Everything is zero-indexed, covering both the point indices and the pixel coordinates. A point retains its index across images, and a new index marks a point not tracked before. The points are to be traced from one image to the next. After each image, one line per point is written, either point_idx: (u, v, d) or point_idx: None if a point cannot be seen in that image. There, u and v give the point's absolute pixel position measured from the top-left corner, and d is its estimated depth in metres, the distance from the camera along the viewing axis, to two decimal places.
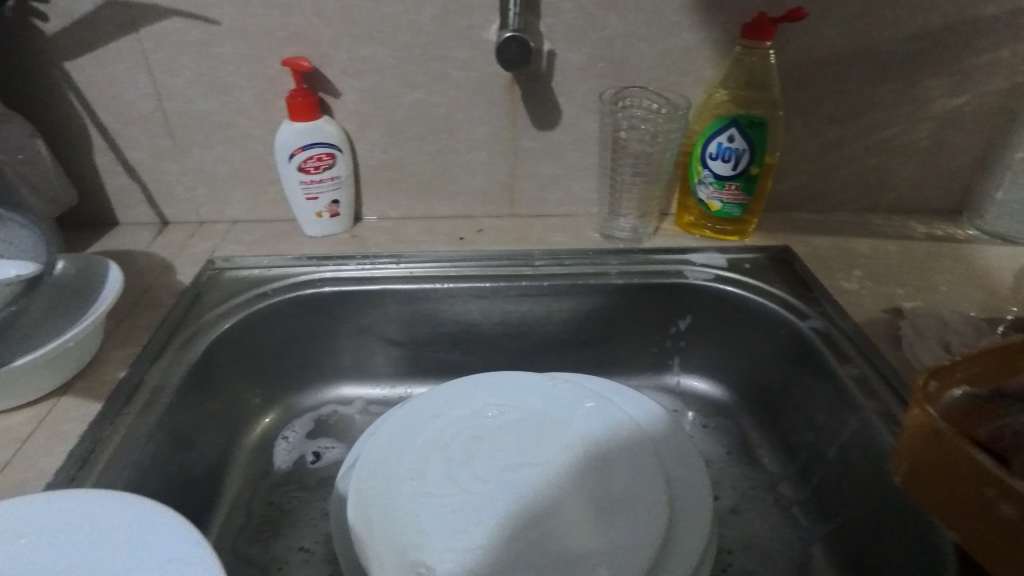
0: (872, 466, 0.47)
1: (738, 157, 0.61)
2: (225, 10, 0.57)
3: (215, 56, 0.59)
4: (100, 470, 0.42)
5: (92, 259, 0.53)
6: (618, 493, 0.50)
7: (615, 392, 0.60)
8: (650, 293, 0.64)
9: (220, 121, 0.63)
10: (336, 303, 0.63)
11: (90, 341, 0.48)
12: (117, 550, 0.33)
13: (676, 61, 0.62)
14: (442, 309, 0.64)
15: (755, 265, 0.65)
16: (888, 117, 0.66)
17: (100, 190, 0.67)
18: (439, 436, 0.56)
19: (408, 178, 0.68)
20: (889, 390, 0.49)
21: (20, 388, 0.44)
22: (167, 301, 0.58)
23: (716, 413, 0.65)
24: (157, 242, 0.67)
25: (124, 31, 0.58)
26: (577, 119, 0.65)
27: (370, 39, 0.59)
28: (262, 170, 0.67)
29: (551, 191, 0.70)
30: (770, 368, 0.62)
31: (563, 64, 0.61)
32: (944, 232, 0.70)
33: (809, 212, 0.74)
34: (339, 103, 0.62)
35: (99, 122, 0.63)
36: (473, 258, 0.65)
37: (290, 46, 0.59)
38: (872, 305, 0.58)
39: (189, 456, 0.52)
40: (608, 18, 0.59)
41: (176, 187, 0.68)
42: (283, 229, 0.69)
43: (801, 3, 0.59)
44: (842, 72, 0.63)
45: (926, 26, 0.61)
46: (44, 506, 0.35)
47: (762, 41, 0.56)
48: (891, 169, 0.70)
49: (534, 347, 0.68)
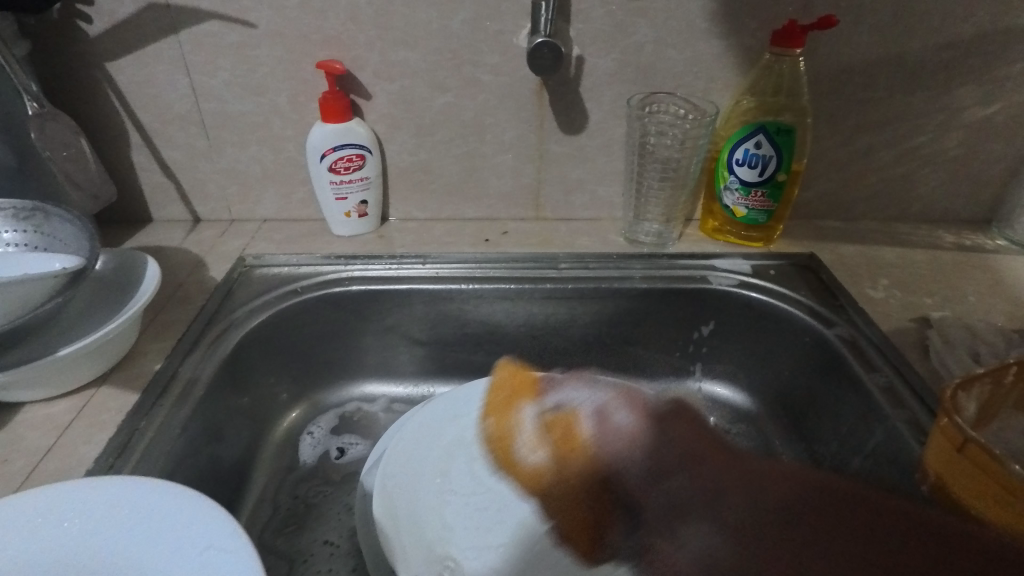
0: (898, 476, 0.47)
1: (764, 164, 0.61)
2: (263, 13, 0.58)
3: (251, 59, 0.61)
4: (137, 458, 0.44)
5: (132, 254, 0.55)
6: (640, 496, 0.50)
7: (638, 396, 0.61)
8: (674, 298, 0.64)
9: (254, 121, 0.65)
10: (363, 302, 0.64)
11: (128, 334, 0.50)
12: (163, 534, 0.34)
13: (704, 68, 0.62)
14: (466, 310, 0.65)
15: (780, 272, 0.65)
16: (918, 126, 0.66)
17: (137, 188, 0.69)
18: None
19: (435, 180, 0.69)
20: (916, 400, 0.49)
21: (62, 378, 0.46)
22: (200, 297, 0.60)
23: (738, 420, 0.65)
24: (190, 239, 0.69)
25: (164, 33, 0.59)
26: (604, 124, 0.65)
27: (402, 43, 0.60)
28: (293, 171, 0.68)
29: (577, 195, 0.71)
30: (794, 376, 0.62)
31: (592, 69, 0.62)
32: (973, 242, 0.69)
33: (835, 219, 0.73)
34: (370, 105, 0.64)
35: (137, 121, 0.64)
36: (498, 260, 0.66)
37: (324, 50, 0.60)
38: (899, 314, 0.58)
39: (220, 449, 0.53)
40: (637, 24, 0.59)
41: (210, 185, 0.69)
42: (312, 228, 0.70)
43: (832, 10, 0.59)
44: (872, 80, 0.63)
45: (959, 35, 0.61)
46: (91, 490, 0.36)
47: (793, 48, 0.56)
48: (919, 178, 0.70)
49: (556, 350, 0.68)
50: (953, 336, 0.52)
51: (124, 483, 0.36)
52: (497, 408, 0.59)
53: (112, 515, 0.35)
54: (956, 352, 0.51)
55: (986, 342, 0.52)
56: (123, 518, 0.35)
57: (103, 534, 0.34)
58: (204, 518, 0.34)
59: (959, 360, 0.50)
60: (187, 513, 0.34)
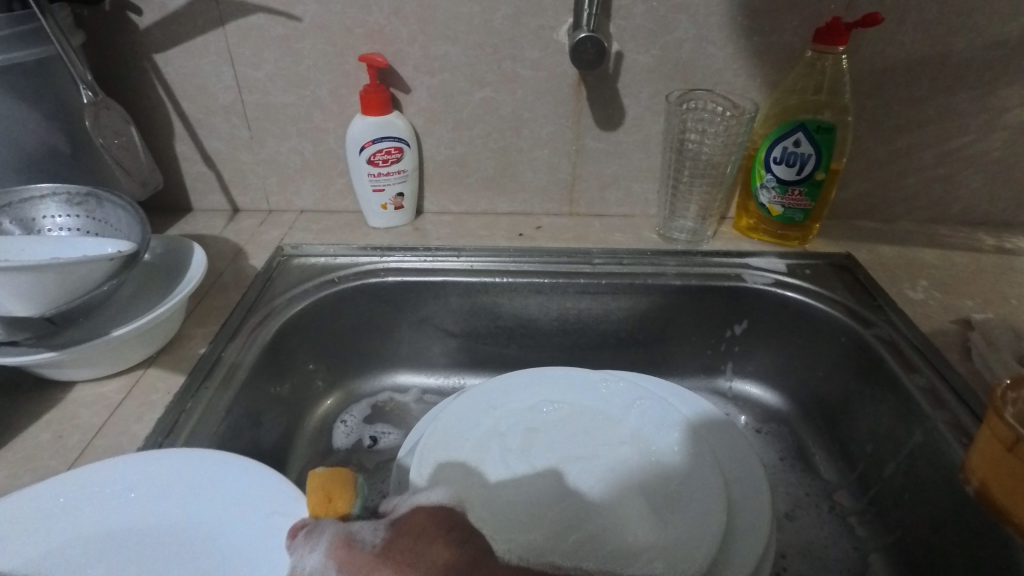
0: (939, 477, 0.46)
1: (803, 162, 0.61)
2: (308, 7, 0.59)
3: (295, 52, 0.62)
4: (185, 438, 0.45)
5: (178, 241, 0.56)
6: (674, 492, 0.50)
7: (671, 392, 0.60)
8: (708, 296, 0.64)
9: (295, 114, 0.66)
10: (398, 293, 0.64)
11: (175, 318, 0.51)
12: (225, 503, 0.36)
13: (745, 65, 0.62)
14: (500, 303, 0.65)
15: (816, 272, 0.64)
16: (961, 126, 0.65)
17: (179, 177, 0.71)
18: (497, 426, 0.57)
19: (471, 174, 0.70)
20: (958, 401, 0.48)
21: (114, 358, 0.47)
22: (241, 284, 0.61)
23: (770, 419, 0.65)
24: (230, 228, 0.70)
25: (212, 26, 0.61)
26: (642, 120, 0.65)
27: (443, 38, 0.61)
28: (332, 163, 0.69)
29: (611, 191, 0.71)
30: (829, 376, 0.61)
31: (631, 65, 0.62)
32: (1014, 245, 0.68)
33: (871, 220, 0.73)
34: (409, 99, 0.64)
35: (182, 112, 0.66)
36: (532, 254, 0.66)
37: (367, 43, 0.61)
38: (940, 316, 0.57)
39: (260, 433, 0.54)
40: (678, 20, 0.59)
41: (250, 176, 0.71)
42: (348, 220, 0.72)
43: (877, 8, 0.58)
44: (915, 79, 0.62)
45: (1007, 34, 0.60)
46: (151, 463, 0.37)
47: (837, 46, 0.56)
48: (960, 180, 0.69)
49: (588, 345, 0.68)
50: (997, 338, 0.52)
51: (186, 456, 0.38)
52: (531, 401, 0.59)
53: (175, 489, 0.37)
54: (1000, 354, 0.50)
55: None
56: (186, 491, 0.36)
57: (167, 504, 0.36)
58: (267, 494, 0.36)
59: (1003, 362, 0.49)
60: (248, 485, 0.37)
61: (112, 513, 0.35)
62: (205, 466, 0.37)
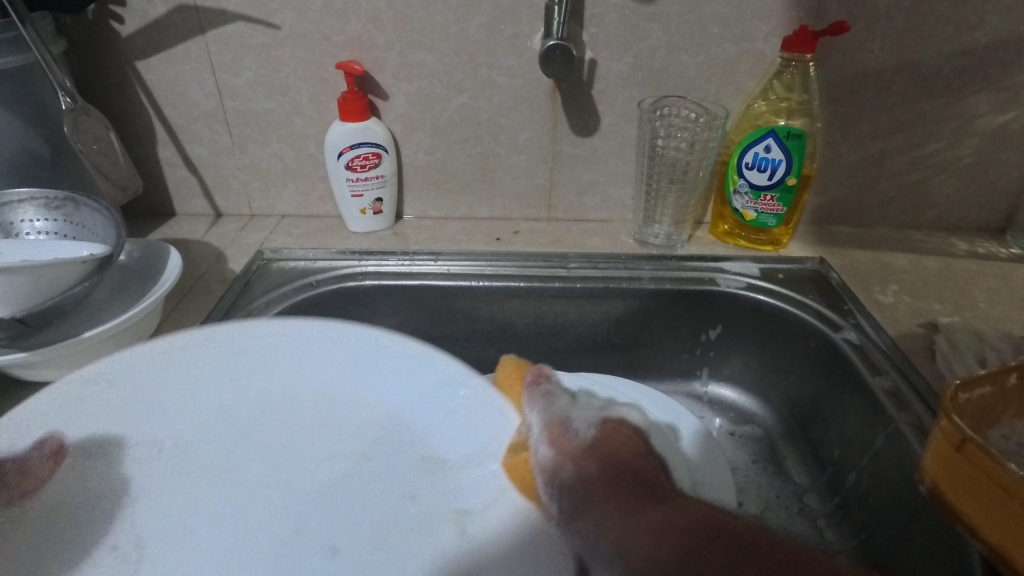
0: (901, 478, 0.46)
1: (774, 168, 0.62)
2: (287, 16, 0.60)
3: (275, 59, 0.63)
4: None
5: (157, 245, 0.57)
6: None
7: (645, 395, 0.61)
8: (683, 299, 0.65)
9: (276, 120, 0.67)
10: (376, 297, 0.65)
11: (150, 319, 0.52)
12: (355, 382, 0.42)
13: (717, 72, 0.63)
14: (477, 307, 0.66)
15: (789, 276, 0.65)
16: (932, 133, 0.66)
17: (162, 183, 0.72)
18: None
19: (450, 179, 0.71)
20: (921, 403, 0.49)
21: (86, 360, 0.48)
22: (221, 287, 0.62)
23: (744, 422, 0.66)
24: (212, 232, 0.71)
25: (193, 34, 0.62)
26: (616, 127, 0.66)
27: (420, 46, 0.62)
28: (312, 168, 0.70)
29: (588, 196, 0.72)
30: (802, 379, 0.62)
31: (605, 73, 0.63)
32: (987, 250, 0.69)
33: (847, 225, 0.73)
34: (387, 105, 0.65)
35: (165, 118, 0.67)
36: (510, 258, 0.67)
37: (345, 51, 0.62)
38: (908, 319, 0.58)
39: None
40: (650, 29, 0.60)
41: (232, 181, 0.71)
42: (329, 224, 0.72)
43: (845, 17, 0.59)
44: (885, 86, 0.63)
45: (974, 42, 0.61)
46: (290, 341, 0.44)
47: (804, 54, 0.57)
48: (933, 186, 0.70)
49: (565, 348, 0.69)
50: (961, 340, 0.53)
51: (292, 330, 0.45)
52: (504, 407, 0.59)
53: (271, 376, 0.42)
54: (963, 357, 0.51)
55: (994, 347, 0.52)
56: (324, 358, 0.44)
57: (313, 371, 0.43)
58: (417, 358, 0.44)
59: (965, 364, 0.50)
60: (381, 351, 0.44)
61: (231, 385, 0.41)
62: (310, 334, 0.45)
